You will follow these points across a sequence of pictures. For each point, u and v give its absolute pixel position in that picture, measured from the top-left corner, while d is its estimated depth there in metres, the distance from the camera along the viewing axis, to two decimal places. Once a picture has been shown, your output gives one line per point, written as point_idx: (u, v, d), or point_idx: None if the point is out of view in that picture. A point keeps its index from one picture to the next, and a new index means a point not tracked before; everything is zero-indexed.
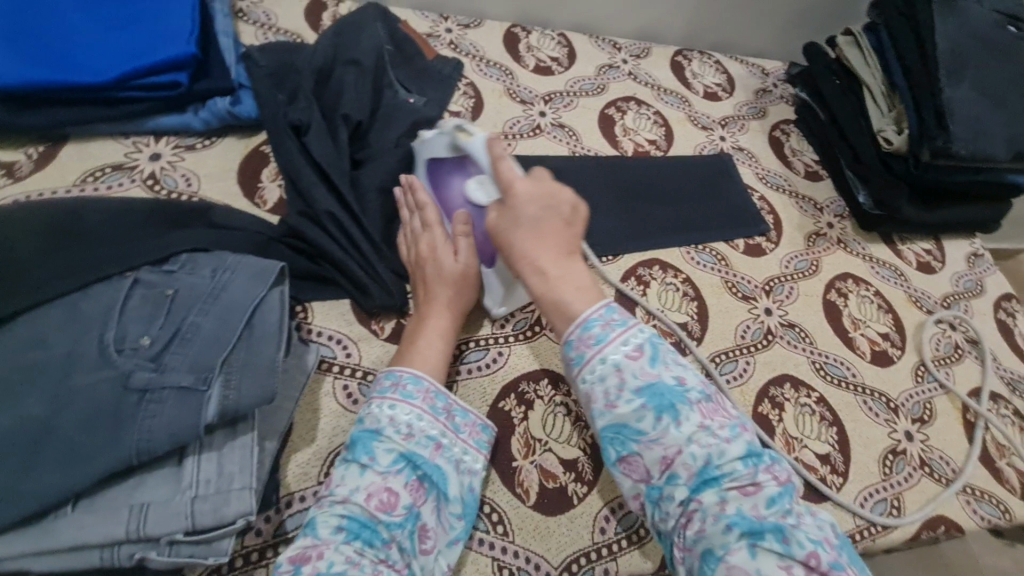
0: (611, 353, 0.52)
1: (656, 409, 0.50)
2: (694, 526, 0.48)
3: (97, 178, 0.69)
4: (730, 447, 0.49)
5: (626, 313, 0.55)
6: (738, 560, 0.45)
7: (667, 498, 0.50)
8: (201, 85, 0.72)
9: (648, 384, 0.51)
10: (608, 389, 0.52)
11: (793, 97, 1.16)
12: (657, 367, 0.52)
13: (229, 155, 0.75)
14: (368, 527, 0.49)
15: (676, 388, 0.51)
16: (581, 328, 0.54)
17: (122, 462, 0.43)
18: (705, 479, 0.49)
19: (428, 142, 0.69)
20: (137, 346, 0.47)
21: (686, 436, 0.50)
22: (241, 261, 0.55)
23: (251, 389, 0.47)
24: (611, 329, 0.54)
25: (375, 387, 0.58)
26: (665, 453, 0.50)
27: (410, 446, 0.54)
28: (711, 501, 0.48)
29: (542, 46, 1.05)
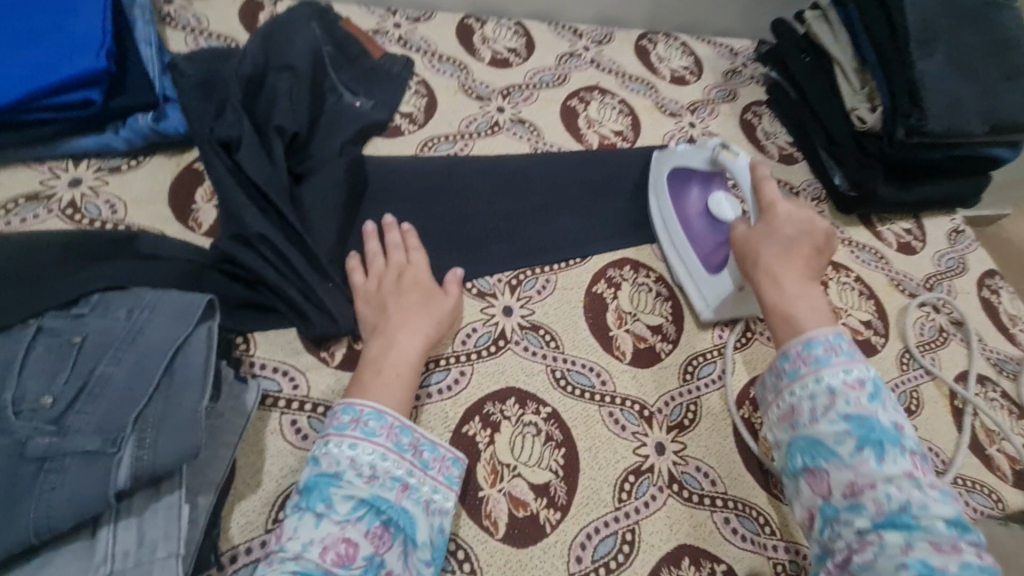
0: (829, 375, 0.56)
1: (859, 440, 0.52)
2: (866, 555, 0.47)
3: (9, 210, 0.63)
4: (937, 505, 0.48)
5: (855, 348, 0.58)
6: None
7: (843, 520, 0.50)
8: (118, 101, 0.65)
9: (860, 415, 0.53)
10: (814, 405, 0.55)
11: (763, 77, 1.11)
12: (876, 405, 0.54)
13: (158, 175, 0.69)
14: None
15: (890, 431, 0.53)
16: (803, 345, 0.58)
17: (19, 544, 0.38)
18: (894, 522, 0.48)
19: (681, 154, 0.77)
20: (37, 407, 0.42)
21: (888, 475, 0.50)
22: (159, 298, 0.50)
23: (168, 447, 0.42)
24: (834, 354, 0.57)
25: (330, 423, 0.53)
26: (855, 479, 0.51)
27: (373, 489, 0.50)
28: (895, 541, 0.47)
29: (499, 38, 1.00)
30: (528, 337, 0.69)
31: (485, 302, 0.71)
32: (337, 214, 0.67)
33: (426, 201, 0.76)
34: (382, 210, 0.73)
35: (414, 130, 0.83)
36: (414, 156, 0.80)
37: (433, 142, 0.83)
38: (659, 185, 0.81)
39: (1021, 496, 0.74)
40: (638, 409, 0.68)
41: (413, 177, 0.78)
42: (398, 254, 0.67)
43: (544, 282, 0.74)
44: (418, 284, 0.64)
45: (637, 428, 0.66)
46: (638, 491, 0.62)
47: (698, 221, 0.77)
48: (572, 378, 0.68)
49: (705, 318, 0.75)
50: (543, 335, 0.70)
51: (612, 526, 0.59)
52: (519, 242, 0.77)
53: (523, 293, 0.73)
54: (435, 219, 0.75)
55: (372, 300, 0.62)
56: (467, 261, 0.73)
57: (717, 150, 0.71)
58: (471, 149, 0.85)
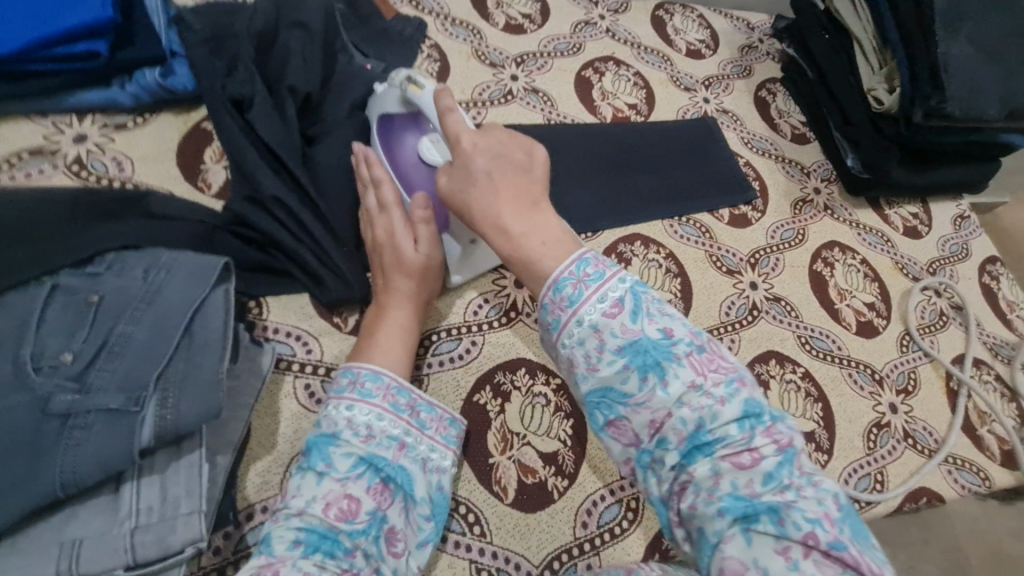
0: (588, 313, 0.43)
1: (640, 370, 0.41)
2: (688, 500, 0.40)
3: (14, 165, 0.62)
4: (724, 409, 0.40)
5: (602, 261, 0.44)
6: (732, 546, 0.37)
7: (658, 462, 0.42)
8: (125, 54, 0.63)
9: (631, 342, 0.42)
10: (587, 352, 0.43)
11: (779, 54, 1.10)
12: (640, 321, 0.42)
13: (166, 133, 0.68)
14: (329, 538, 0.45)
15: (663, 343, 0.42)
16: (551, 291, 0.44)
17: (45, 498, 0.38)
18: (697, 447, 0.40)
19: (378, 99, 0.66)
20: (58, 364, 0.41)
21: (677, 398, 0.41)
22: (178, 259, 0.49)
23: (193, 406, 0.42)
24: (585, 286, 0.43)
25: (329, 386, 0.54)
26: (653, 415, 0.41)
27: (370, 448, 0.50)
28: (703, 473, 0.40)
29: (513, 2, 0.97)
30: (539, 309, 0.70)
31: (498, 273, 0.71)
32: (351, 179, 0.66)
33: None
34: None
35: None
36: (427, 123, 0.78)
37: None
38: (371, 141, 0.68)
39: (1008, 475, 0.77)
40: None
41: None
42: None
43: None
44: None
45: None
46: None
47: (416, 175, 0.64)
48: None
49: (456, 283, 0.67)
50: None
51: (618, 494, 0.61)
52: None
53: None
54: None
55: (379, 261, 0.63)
56: None
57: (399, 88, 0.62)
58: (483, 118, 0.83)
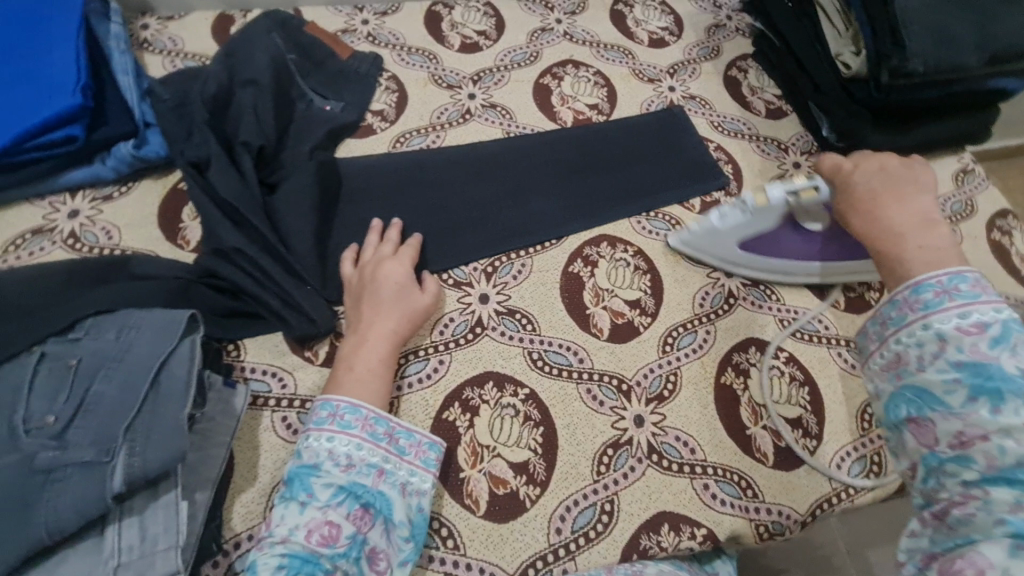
0: (937, 321, 0.46)
1: (975, 389, 0.42)
2: (964, 510, 0.40)
3: (18, 246, 0.69)
4: None
5: (978, 286, 0.47)
6: (994, 551, 0.37)
7: (948, 472, 0.42)
8: (101, 133, 0.70)
9: (973, 359, 0.44)
10: (922, 354, 0.46)
11: (748, 28, 1.07)
12: (999, 349, 0.43)
13: (148, 198, 0.74)
14: (311, 561, 0.48)
15: (1016, 377, 0.42)
16: (911, 293, 0.49)
17: (35, 546, 0.43)
18: (1006, 476, 0.39)
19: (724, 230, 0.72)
20: (42, 425, 0.47)
21: (1004, 426, 0.40)
22: (146, 317, 0.54)
23: (158, 452, 0.47)
24: (948, 297, 0.47)
25: (310, 418, 0.57)
26: (964, 428, 0.42)
27: (350, 476, 0.53)
28: (1002, 498, 0.38)
29: (468, 21, 0.99)
30: (504, 322, 0.71)
31: (462, 291, 0.73)
32: (311, 220, 0.70)
33: (400, 196, 0.78)
34: (357, 210, 0.76)
35: (386, 128, 0.85)
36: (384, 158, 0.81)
37: (406, 137, 0.85)
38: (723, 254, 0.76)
39: None
40: (616, 383, 0.69)
41: (387, 173, 0.79)
42: (381, 245, 0.70)
43: (519, 266, 0.76)
44: (395, 281, 0.66)
45: (616, 403, 0.68)
46: (617, 464, 0.64)
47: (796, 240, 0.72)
48: (550, 358, 0.69)
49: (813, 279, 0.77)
50: (520, 318, 0.72)
51: (591, 498, 0.62)
52: (493, 229, 0.77)
53: (499, 280, 0.74)
54: (407, 213, 0.76)
55: (354, 291, 0.66)
56: (441, 252, 0.74)
57: (792, 200, 0.67)
58: (443, 140, 0.85)
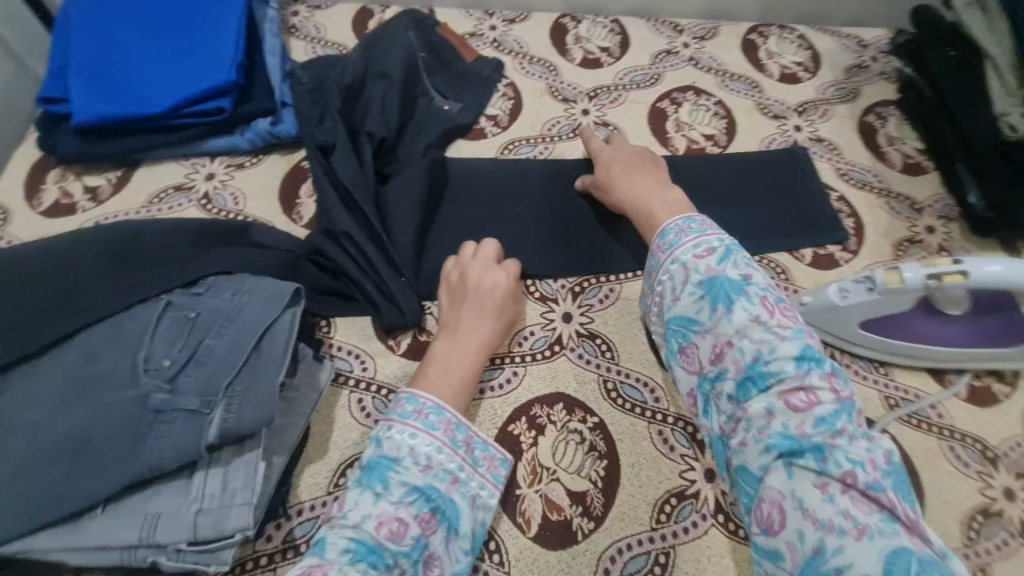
0: (682, 254, 0.54)
1: (710, 298, 0.51)
2: (739, 435, 0.47)
3: (161, 199, 0.77)
4: (784, 346, 0.47)
5: (706, 224, 0.56)
6: (775, 479, 0.44)
7: (716, 391, 0.50)
8: (245, 108, 0.77)
9: (709, 278, 0.52)
10: (675, 285, 0.54)
11: (896, 73, 0.98)
12: (724, 265, 0.52)
13: (274, 171, 0.80)
14: (376, 552, 0.48)
15: (738, 283, 0.51)
16: (658, 237, 0.58)
17: (137, 476, 0.48)
18: (752, 378, 0.47)
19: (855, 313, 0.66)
20: (159, 367, 0.52)
21: (739, 329, 0.49)
22: (258, 284, 0.58)
23: (250, 414, 0.50)
24: (685, 236, 0.56)
25: (395, 409, 0.57)
26: (716, 341, 0.50)
27: (427, 478, 0.53)
28: (758, 411, 0.46)
29: (592, 36, 0.98)
30: (583, 345, 0.70)
31: (546, 306, 0.72)
32: (414, 214, 0.72)
33: (500, 202, 0.79)
34: (457, 210, 0.77)
35: (497, 133, 0.86)
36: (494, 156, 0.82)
37: (514, 145, 0.86)
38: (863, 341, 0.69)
39: None
40: (690, 430, 0.65)
41: (492, 178, 0.80)
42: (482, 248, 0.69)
43: (607, 291, 0.74)
44: (494, 287, 0.65)
45: (688, 452, 0.64)
46: (678, 516, 0.61)
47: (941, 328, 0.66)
48: (624, 392, 0.67)
49: None
50: (600, 344, 0.70)
51: (646, 545, 0.59)
52: (587, 247, 0.76)
53: (585, 301, 0.73)
54: (505, 219, 0.77)
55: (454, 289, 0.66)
56: (532, 263, 0.74)
57: (931, 283, 0.61)
58: (550, 153, 0.86)
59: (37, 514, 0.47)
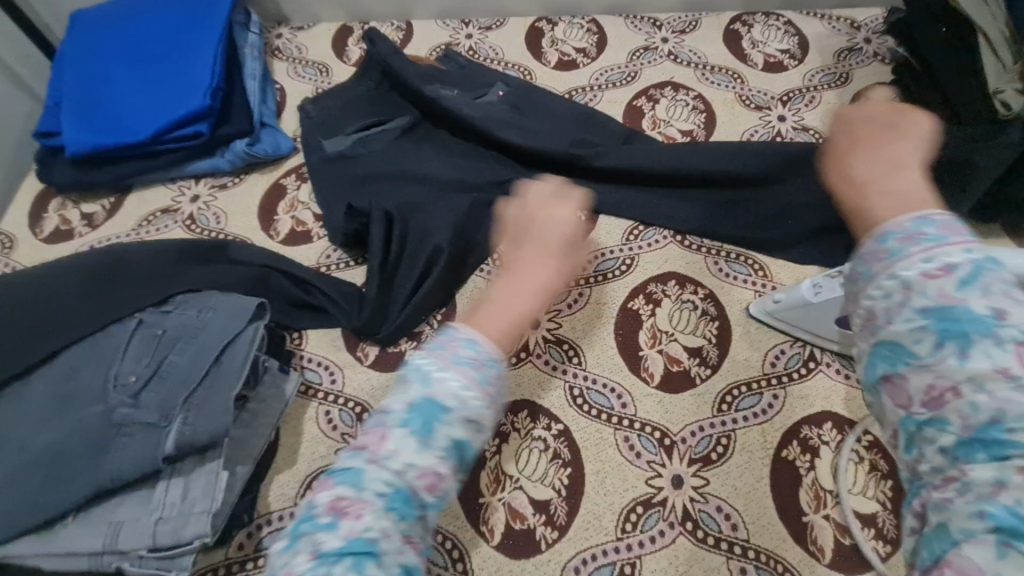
0: (430, 364, 0.39)
1: (420, 430, 0.37)
2: (943, 492, 0.29)
3: (150, 222, 0.81)
4: (426, 459, 0.36)
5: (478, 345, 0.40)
6: (978, 554, 0.27)
7: (928, 438, 0.30)
8: (222, 130, 0.81)
9: (942, 305, 0.30)
10: (890, 306, 0.32)
11: (890, 54, 0.93)
12: (973, 290, 0.30)
13: (254, 191, 0.83)
14: (410, 506, 0.35)
15: (449, 406, 0.37)
16: (874, 241, 0.34)
17: (100, 487, 0.51)
18: (986, 444, 0.28)
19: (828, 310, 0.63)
20: (125, 383, 0.55)
21: (417, 457, 0.36)
22: (222, 300, 0.61)
23: (204, 426, 0.53)
24: (460, 364, 0.39)
25: (446, 345, 0.40)
26: (374, 462, 0.36)
27: (471, 430, 0.38)
28: (983, 477, 0.28)
29: (569, 38, 0.98)
30: (550, 351, 0.69)
31: None
32: None
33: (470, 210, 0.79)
34: None
35: None
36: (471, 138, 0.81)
37: None
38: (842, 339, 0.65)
39: None
40: (658, 436, 0.64)
41: None
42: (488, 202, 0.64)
43: (577, 295, 0.73)
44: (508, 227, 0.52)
45: (654, 458, 0.63)
46: (645, 525, 0.60)
47: None
48: (590, 397, 0.66)
49: None
50: (566, 349, 0.70)
51: (610, 556, 0.58)
52: None
53: (553, 306, 0.72)
54: None
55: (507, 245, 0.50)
56: (500, 272, 0.75)
57: None
58: None
59: (10, 524, 0.50)
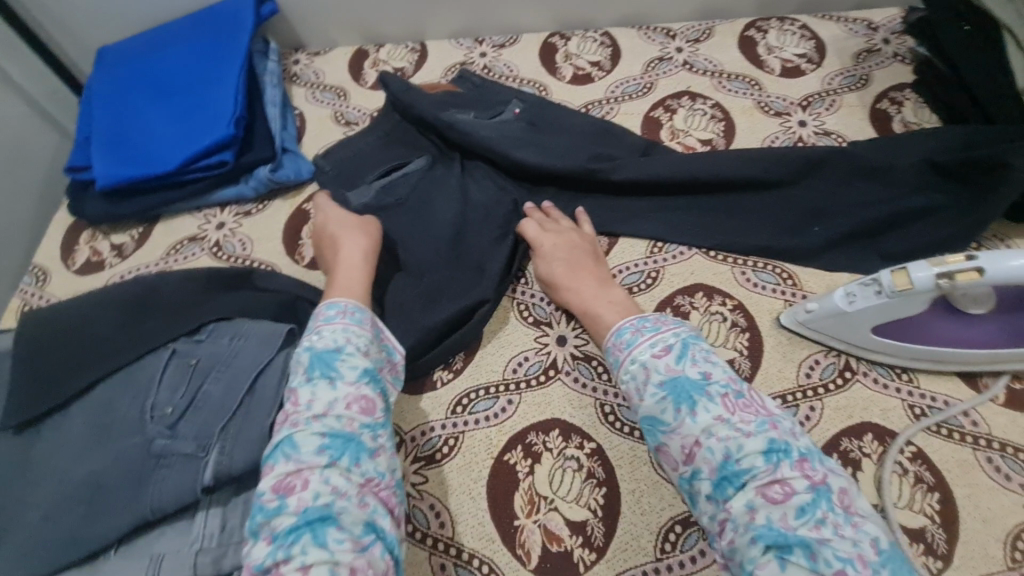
0: (639, 353, 0.55)
1: (674, 399, 0.51)
2: (727, 533, 0.46)
3: (178, 250, 0.83)
4: (751, 441, 0.47)
5: (659, 321, 0.57)
6: (763, 568, 0.42)
7: (696, 490, 0.49)
8: (246, 159, 0.82)
9: (670, 376, 0.52)
10: (637, 384, 0.54)
11: (911, 53, 0.92)
12: (683, 363, 0.52)
13: (278, 216, 0.84)
14: (350, 440, 0.49)
15: (699, 380, 0.51)
16: (614, 337, 0.59)
17: (140, 519, 0.51)
18: (727, 478, 0.47)
19: (865, 320, 0.62)
20: (162, 414, 0.56)
21: (705, 427, 0.49)
22: (254, 328, 0.62)
23: (242, 455, 0.53)
24: (641, 334, 0.57)
25: (316, 320, 0.58)
26: (686, 443, 0.49)
27: (371, 361, 0.55)
28: (739, 508, 0.46)
29: (583, 52, 0.98)
30: (579, 368, 0.69)
31: (540, 331, 0.72)
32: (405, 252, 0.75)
33: None
34: None
35: None
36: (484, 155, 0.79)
37: None
38: (878, 347, 0.64)
39: None
40: None
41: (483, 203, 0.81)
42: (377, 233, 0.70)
43: None
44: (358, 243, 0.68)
45: None
46: (685, 545, 0.58)
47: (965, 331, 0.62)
48: (622, 415, 0.65)
49: None
50: (596, 365, 0.69)
51: None
52: None
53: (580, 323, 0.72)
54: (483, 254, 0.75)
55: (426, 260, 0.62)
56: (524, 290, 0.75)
57: (945, 284, 0.56)
58: None
59: (53, 558, 0.51)
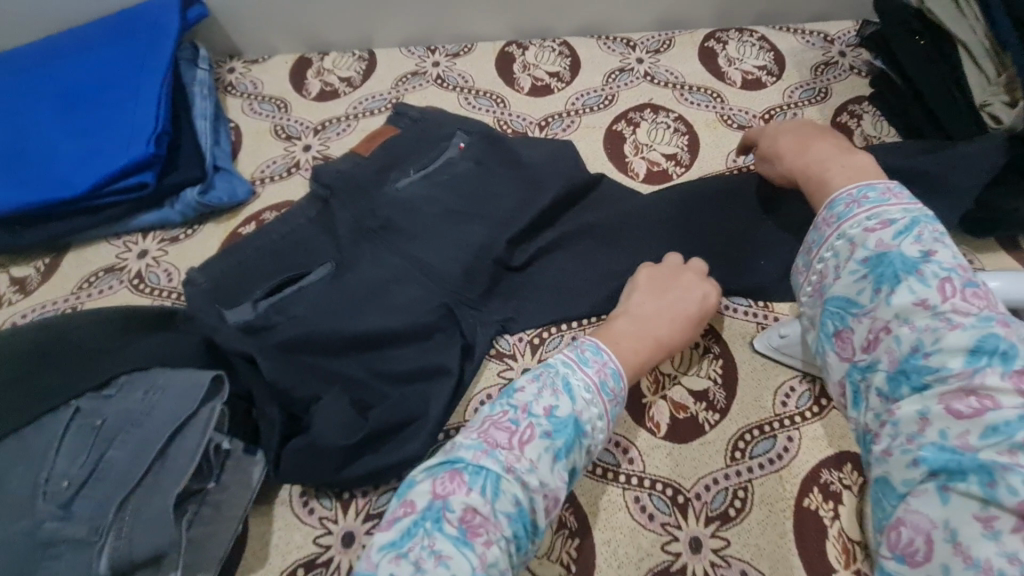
0: (851, 227, 0.46)
1: (875, 280, 0.43)
2: (883, 440, 0.39)
3: (91, 284, 0.73)
4: (954, 335, 0.38)
5: (889, 192, 0.47)
6: (923, 498, 0.36)
7: (867, 383, 0.42)
8: (170, 180, 0.74)
9: (878, 253, 0.43)
10: (838, 262, 0.46)
11: (867, 66, 0.92)
12: (902, 239, 0.43)
13: (209, 242, 0.76)
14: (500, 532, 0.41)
15: (915, 259, 0.42)
16: (827, 209, 0.50)
17: None
18: (907, 373, 0.39)
19: None
20: (56, 489, 0.48)
21: (902, 312, 0.41)
22: (171, 378, 0.55)
23: (143, 539, 0.48)
24: (858, 206, 0.47)
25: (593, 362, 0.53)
26: (873, 325, 0.42)
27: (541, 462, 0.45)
28: (909, 414, 0.38)
29: (541, 62, 0.94)
30: None
31: (503, 364, 0.68)
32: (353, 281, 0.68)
33: None
34: None
35: None
36: (445, 190, 0.71)
37: None
38: None
39: None
40: (671, 493, 0.59)
41: None
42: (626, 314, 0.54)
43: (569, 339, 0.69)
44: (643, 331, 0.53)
45: (667, 519, 0.58)
46: None
47: None
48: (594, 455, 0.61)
49: None
50: None
51: None
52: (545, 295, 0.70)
53: (545, 354, 0.68)
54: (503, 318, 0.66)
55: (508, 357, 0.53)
56: None
57: None
58: None
59: None
